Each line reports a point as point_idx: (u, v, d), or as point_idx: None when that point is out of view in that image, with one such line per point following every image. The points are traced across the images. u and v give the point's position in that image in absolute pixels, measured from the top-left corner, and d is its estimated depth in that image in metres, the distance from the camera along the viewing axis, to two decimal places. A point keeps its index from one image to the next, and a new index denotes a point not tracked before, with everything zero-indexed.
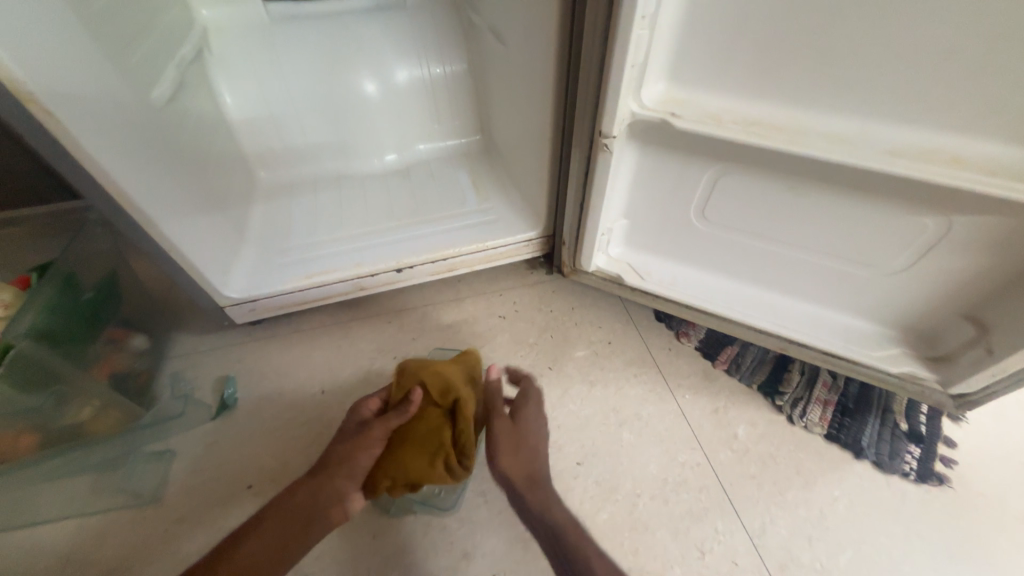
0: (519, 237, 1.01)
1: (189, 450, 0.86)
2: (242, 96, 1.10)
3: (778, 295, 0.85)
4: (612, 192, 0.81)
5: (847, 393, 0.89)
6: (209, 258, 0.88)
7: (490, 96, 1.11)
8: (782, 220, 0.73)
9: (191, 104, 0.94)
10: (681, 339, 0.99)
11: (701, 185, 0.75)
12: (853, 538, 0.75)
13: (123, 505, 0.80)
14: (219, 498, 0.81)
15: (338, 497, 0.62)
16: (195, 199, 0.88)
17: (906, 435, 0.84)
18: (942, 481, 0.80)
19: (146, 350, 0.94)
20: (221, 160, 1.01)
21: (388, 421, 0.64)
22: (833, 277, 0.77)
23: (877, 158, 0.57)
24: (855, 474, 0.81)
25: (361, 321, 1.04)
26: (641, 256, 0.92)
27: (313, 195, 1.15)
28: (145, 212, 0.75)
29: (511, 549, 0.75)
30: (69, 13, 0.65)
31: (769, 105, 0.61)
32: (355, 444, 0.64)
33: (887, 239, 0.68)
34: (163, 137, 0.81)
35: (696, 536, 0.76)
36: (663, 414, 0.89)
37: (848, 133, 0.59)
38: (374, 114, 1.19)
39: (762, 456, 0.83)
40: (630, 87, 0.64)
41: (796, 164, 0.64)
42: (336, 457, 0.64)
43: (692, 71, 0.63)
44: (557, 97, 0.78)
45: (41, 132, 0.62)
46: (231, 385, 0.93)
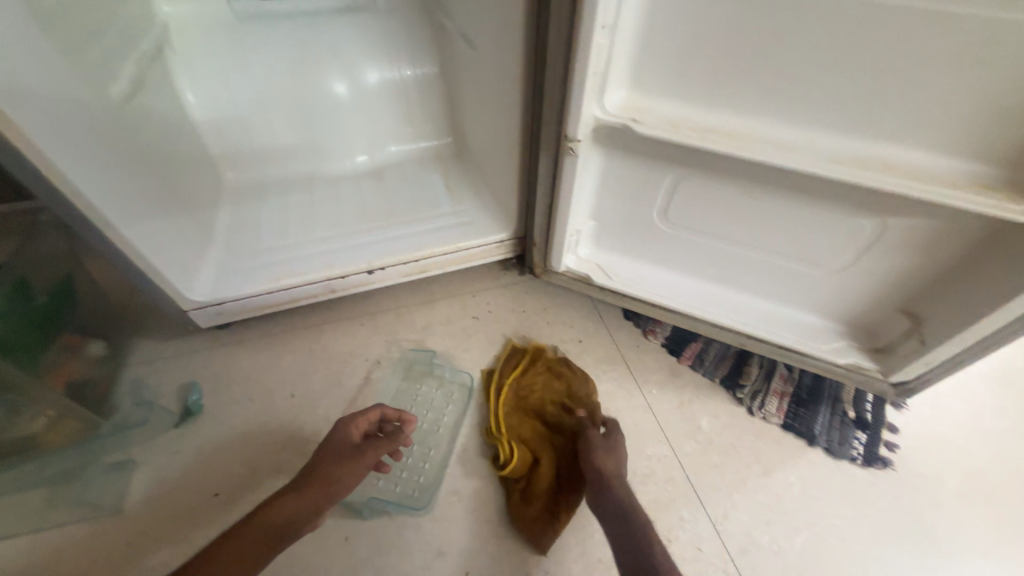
0: (491, 239, 1.02)
1: (152, 459, 0.83)
2: (205, 95, 1.07)
3: (737, 293, 0.89)
4: (580, 194, 0.84)
5: (801, 384, 0.94)
6: (172, 261, 0.86)
7: (461, 99, 1.12)
8: (738, 221, 0.77)
9: (152, 103, 0.91)
10: (649, 336, 1.02)
11: (663, 188, 0.78)
12: (806, 520, 0.80)
13: (80, 519, 0.77)
14: (185, 507, 0.79)
15: (318, 512, 0.66)
16: (157, 201, 0.85)
17: (854, 422, 0.90)
18: (886, 464, 0.86)
19: (104, 357, 0.90)
20: (184, 161, 0.99)
21: (381, 447, 0.73)
22: (786, 275, 0.81)
23: (820, 164, 0.62)
24: (809, 461, 0.86)
25: (333, 324, 1.03)
26: (609, 256, 0.95)
27: (281, 197, 1.13)
28: (103, 213, 0.72)
29: (485, 545, 0.77)
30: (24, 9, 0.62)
31: (723, 113, 0.65)
32: (351, 467, 0.70)
33: (832, 239, 0.73)
34: (122, 137, 0.79)
35: (663, 525, 0.79)
36: (631, 408, 0.92)
37: (794, 141, 0.64)
38: (344, 116, 1.18)
39: (724, 446, 0.88)
40: (593, 94, 0.67)
41: (748, 168, 0.68)
42: (329, 475, 0.68)
43: (651, 80, 0.66)
44: (526, 102, 0.80)
45: None
46: (196, 391, 0.91)
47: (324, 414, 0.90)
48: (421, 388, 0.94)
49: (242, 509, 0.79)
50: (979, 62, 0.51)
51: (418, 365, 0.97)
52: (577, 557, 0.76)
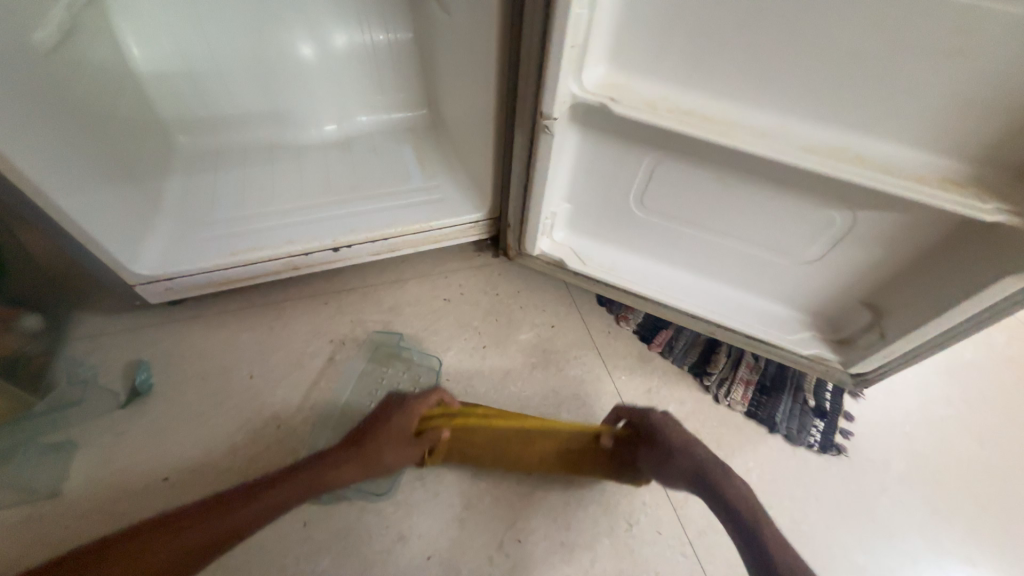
0: (464, 219, 0.99)
1: (95, 441, 0.79)
2: (154, 49, 0.98)
3: (709, 281, 0.89)
4: (555, 174, 0.81)
5: (766, 373, 0.96)
6: (113, 231, 0.79)
7: (437, 69, 1.06)
8: (714, 209, 0.76)
9: (88, 54, 0.82)
10: (621, 323, 1.02)
11: (640, 173, 0.76)
12: (763, 504, 0.82)
13: (12, 504, 0.72)
14: (131, 491, 0.75)
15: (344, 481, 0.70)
16: (94, 163, 0.78)
17: (813, 410, 0.93)
18: (840, 451, 0.89)
19: (40, 330, 0.83)
20: (127, 120, 0.90)
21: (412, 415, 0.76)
22: (757, 266, 0.82)
23: (797, 152, 0.60)
24: (768, 447, 0.88)
25: (296, 302, 0.98)
26: (584, 241, 0.94)
27: (241, 166, 1.05)
28: (28, 176, 0.65)
29: (446, 529, 0.76)
30: None
31: (702, 95, 0.63)
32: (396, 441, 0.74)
33: (801, 229, 0.73)
34: (51, 91, 0.71)
35: (625, 509, 0.80)
36: (600, 394, 0.92)
37: (773, 129, 0.62)
38: (311, 81, 1.11)
39: (688, 432, 0.89)
40: (570, 68, 0.63)
41: (726, 155, 0.66)
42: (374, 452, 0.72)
43: (632, 56, 0.62)
44: (502, 74, 0.76)
45: None
46: (144, 370, 0.85)
47: (284, 396, 0.87)
48: (387, 370, 0.91)
49: (192, 494, 0.76)
50: (957, 54, 0.50)
51: (384, 348, 0.93)
52: (540, 541, 0.76)
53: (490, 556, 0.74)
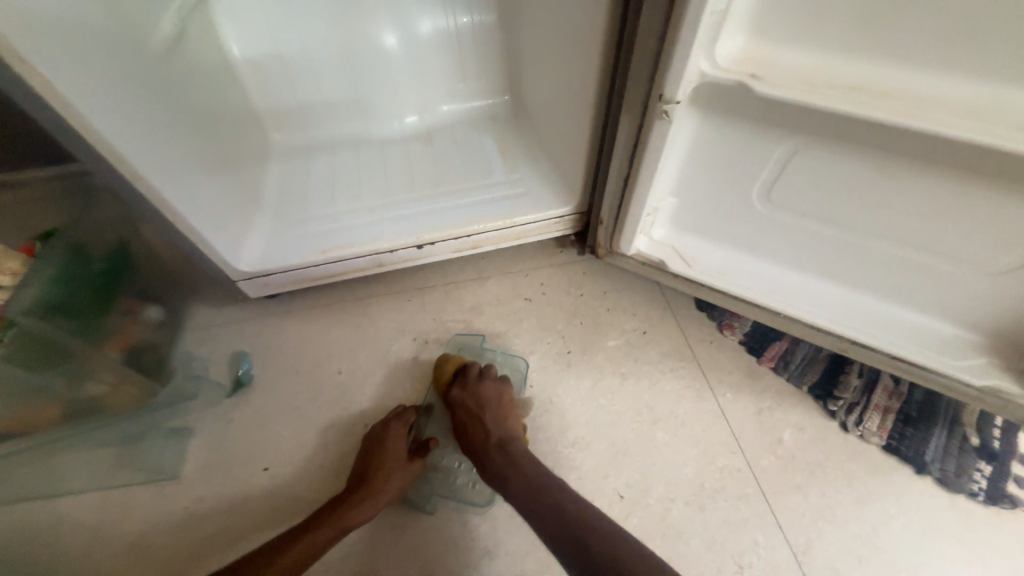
0: (550, 214, 0.92)
1: (207, 429, 0.84)
2: (251, 48, 1.00)
3: (845, 290, 0.75)
4: (664, 167, 0.71)
5: (910, 401, 0.80)
6: (219, 229, 0.83)
7: (523, 51, 0.99)
8: (868, 206, 0.62)
9: (195, 57, 0.85)
10: (725, 331, 0.90)
11: (771, 162, 0.64)
12: (908, 561, 0.69)
13: (143, 482, 0.79)
14: (237, 478, 0.79)
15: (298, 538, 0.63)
16: (203, 165, 0.81)
17: (977, 450, 0.76)
18: (1015, 504, 0.72)
19: (162, 321, 0.90)
20: (230, 120, 0.94)
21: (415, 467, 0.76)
22: (918, 275, 0.67)
23: (1018, 136, 0.46)
24: (915, 490, 0.74)
25: (380, 298, 0.98)
26: (688, 240, 0.83)
27: (329, 160, 1.06)
28: (149, 181, 0.68)
29: (533, 548, 0.72)
30: None
31: (878, 64, 0.50)
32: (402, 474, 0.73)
33: (991, 231, 0.57)
34: (164, 96, 0.74)
35: (734, 548, 0.70)
36: (702, 413, 0.82)
37: (978, 103, 0.48)
38: (393, 71, 1.08)
39: (810, 465, 0.76)
40: (703, 42, 0.53)
41: (901, 141, 0.53)
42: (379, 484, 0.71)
43: (784, 20, 0.50)
44: (607, 52, 0.67)
45: (38, 103, 0.56)
46: (246, 362, 0.90)
47: (370, 395, 0.87)
48: None
49: (290, 486, 0.79)
50: None
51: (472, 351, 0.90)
52: None
53: None
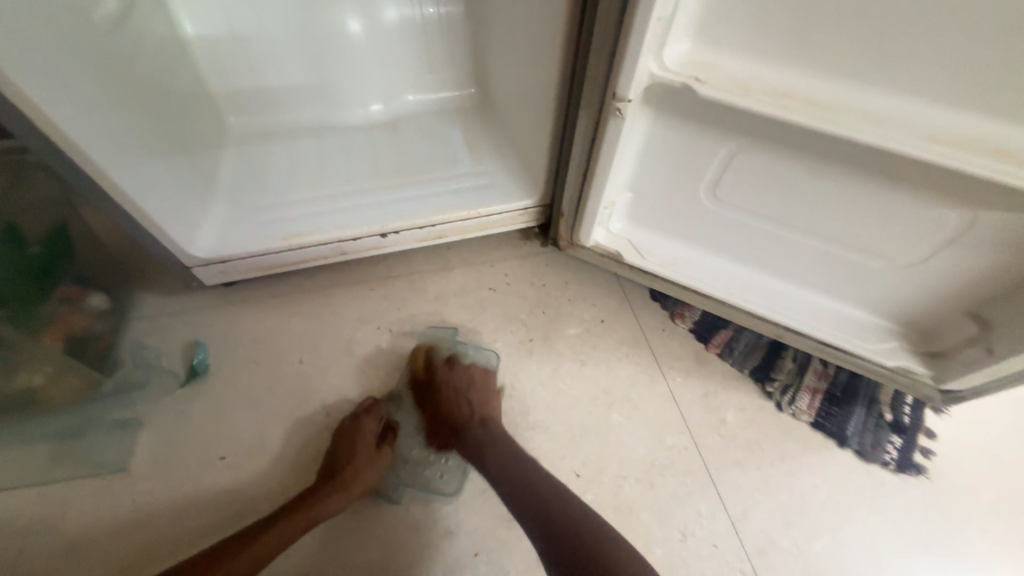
0: (514, 206, 0.94)
1: (158, 420, 0.81)
2: (206, 26, 0.96)
3: (781, 281, 0.82)
4: (620, 162, 0.75)
5: (836, 382, 0.89)
6: (171, 213, 0.80)
7: (489, 45, 1.00)
8: (799, 203, 0.68)
9: (144, 32, 0.82)
10: (676, 320, 0.96)
11: (716, 161, 0.69)
12: (830, 525, 0.76)
13: (87, 476, 0.76)
14: (192, 469, 0.78)
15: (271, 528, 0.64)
16: (153, 146, 0.78)
17: (890, 425, 0.85)
18: (920, 471, 0.81)
19: (106, 310, 0.86)
20: (182, 100, 0.90)
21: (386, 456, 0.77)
22: (842, 268, 0.74)
23: (916, 144, 0.52)
24: (838, 462, 0.82)
25: (343, 287, 0.97)
26: (643, 233, 0.87)
27: (290, 146, 1.04)
28: (94, 161, 0.65)
29: (493, 527, 0.75)
30: None
31: (806, 73, 0.55)
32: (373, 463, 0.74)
33: (900, 228, 0.64)
34: (110, 72, 0.70)
35: (680, 519, 0.76)
36: (653, 396, 0.87)
37: (887, 112, 0.54)
38: (358, 57, 1.07)
39: (748, 442, 0.83)
40: (653, 46, 0.56)
41: (825, 145, 0.59)
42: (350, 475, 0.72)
43: (724, 28, 0.55)
44: (567, 50, 0.70)
45: None
46: (201, 351, 0.87)
47: (332, 383, 0.87)
48: None
49: (248, 475, 0.78)
50: None
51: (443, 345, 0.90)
52: None
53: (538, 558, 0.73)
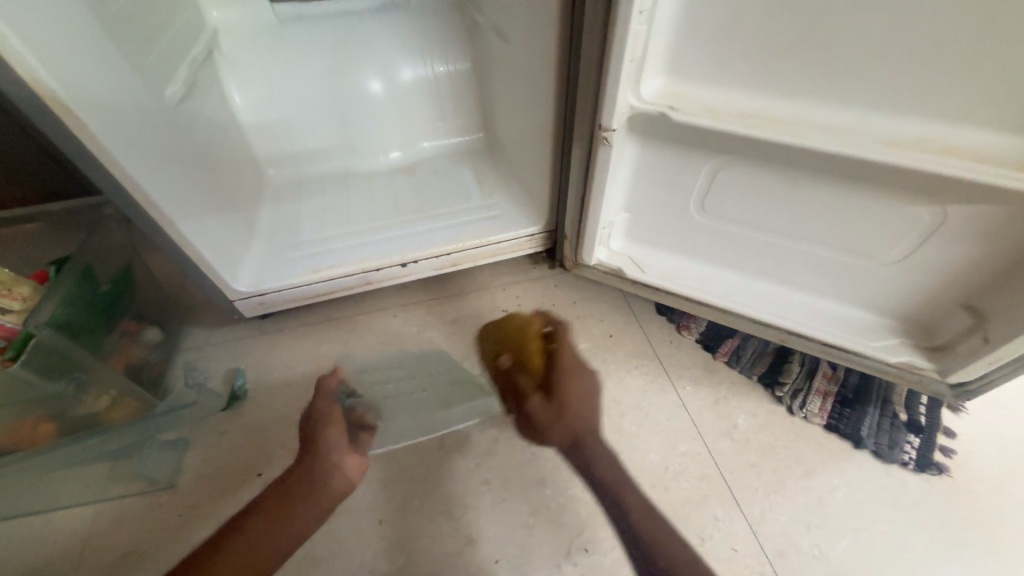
0: (522, 232, 1.03)
1: (202, 440, 0.88)
2: (252, 96, 1.13)
3: (777, 287, 0.86)
4: (614, 185, 0.83)
5: (847, 384, 0.90)
6: (220, 252, 0.91)
7: (493, 95, 1.13)
8: (780, 211, 0.74)
9: (202, 102, 0.97)
10: (683, 332, 1.00)
11: (700, 177, 0.76)
12: (852, 526, 0.76)
13: (137, 492, 0.82)
14: (232, 485, 0.83)
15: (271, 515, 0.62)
16: (207, 195, 0.90)
17: (906, 425, 0.85)
18: (942, 471, 0.80)
19: (158, 342, 0.96)
20: (230, 157, 1.04)
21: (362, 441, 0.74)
22: (831, 269, 0.78)
23: (872, 148, 0.59)
24: (855, 463, 0.82)
25: (368, 314, 1.06)
26: (642, 250, 0.94)
27: (320, 192, 1.17)
28: (162, 209, 0.77)
29: (514, 535, 0.77)
30: (101, 23, 0.69)
31: (767, 96, 0.63)
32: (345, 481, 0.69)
33: (879, 227, 0.69)
34: (176, 136, 0.84)
35: (697, 523, 0.77)
36: (664, 404, 0.90)
37: (845, 124, 0.61)
38: (379, 113, 1.21)
39: (762, 445, 0.84)
40: (630, 82, 0.66)
41: (793, 156, 0.66)
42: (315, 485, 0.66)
43: (692, 65, 0.64)
44: (560, 92, 0.80)
45: (74, 144, 0.65)
46: (240, 376, 0.95)
47: None
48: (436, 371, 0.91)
49: None
50: None
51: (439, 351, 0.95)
52: (608, 552, 0.75)
53: (558, 564, 0.74)
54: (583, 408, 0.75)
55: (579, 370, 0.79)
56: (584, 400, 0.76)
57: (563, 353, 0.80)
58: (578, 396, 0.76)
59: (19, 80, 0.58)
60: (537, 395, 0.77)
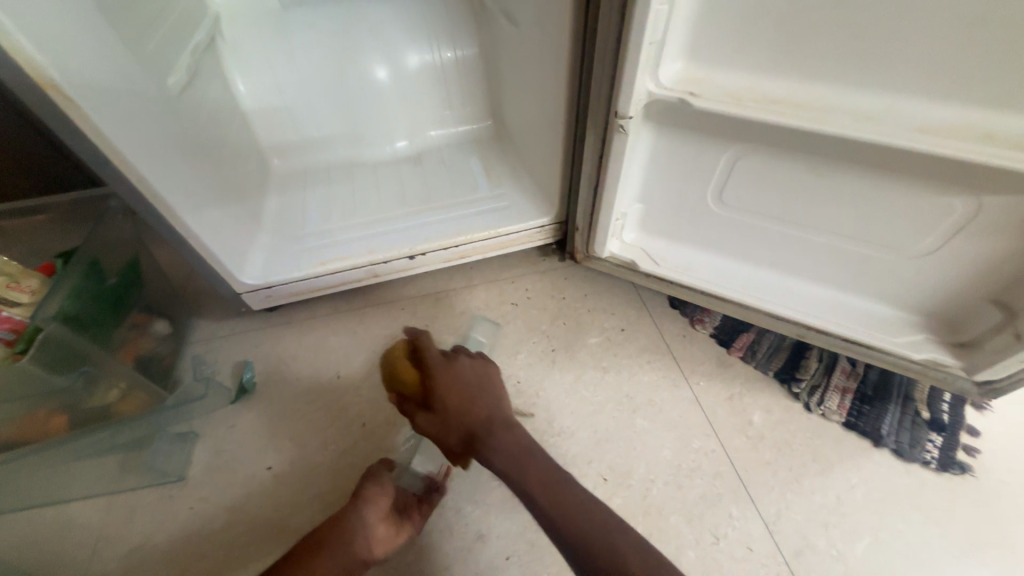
0: (531, 224, 1.00)
1: (212, 433, 0.89)
2: (255, 84, 1.10)
3: (796, 280, 0.83)
4: (628, 175, 0.80)
5: (866, 381, 0.88)
6: (226, 245, 0.90)
7: (502, 81, 1.10)
8: (802, 202, 0.71)
9: (205, 91, 0.95)
10: (696, 326, 0.98)
11: (719, 167, 0.73)
12: (870, 526, 0.74)
13: (149, 485, 0.83)
14: (242, 478, 0.84)
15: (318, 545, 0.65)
16: (212, 186, 0.89)
17: (928, 423, 0.82)
18: (965, 470, 0.78)
19: (167, 335, 0.96)
20: (235, 147, 1.02)
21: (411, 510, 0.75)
22: (855, 262, 0.75)
23: (907, 135, 0.55)
24: (874, 461, 0.80)
25: (376, 307, 1.05)
26: (656, 242, 0.91)
27: (326, 182, 1.15)
28: (166, 201, 0.76)
29: (524, 531, 0.76)
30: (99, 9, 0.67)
31: (794, 81, 0.60)
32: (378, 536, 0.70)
33: (908, 219, 0.66)
34: (179, 126, 0.82)
35: (710, 521, 0.76)
36: (677, 400, 0.88)
37: (877, 110, 0.57)
38: (385, 101, 1.19)
39: (778, 443, 0.83)
40: (648, 67, 0.63)
41: (819, 144, 0.63)
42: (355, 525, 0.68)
43: (713, 48, 0.61)
44: (572, 78, 0.77)
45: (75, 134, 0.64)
46: (249, 369, 0.95)
47: (367, 396, 0.92)
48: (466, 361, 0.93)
49: (292, 484, 0.83)
50: None
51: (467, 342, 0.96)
52: None
53: None
54: (481, 398, 0.70)
55: (448, 369, 0.71)
56: (460, 395, 0.69)
57: (447, 373, 0.70)
58: (454, 396, 0.68)
59: (18, 70, 0.56)
60: (422, 410, 0.69)
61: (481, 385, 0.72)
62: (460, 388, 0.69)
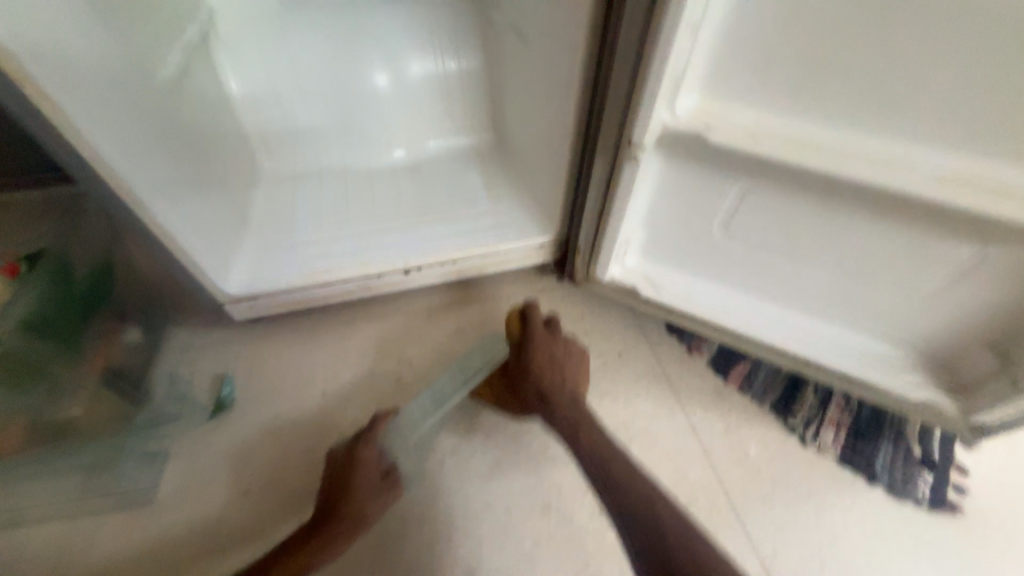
0: (530, 242, 0.98)
1: (184, 452, 0.83)
2: (248, 83, 1.06)
3: (796, 314, 0.83)
4: (635, 201, 0.78)
5: (860, 416, 0.87)
6: (211, 253, 0.85)
7: (506, 94, 1.08)
8: (808, 238, 0.71)
9: (196, 90, 0.90)
10: (693, 353, 0.96)
11: (727, 199, 0.72)
12: (862, 564, 0.74)
13: (113, 508, 0.77)
14: (216, 503, 0.79)
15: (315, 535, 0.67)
16: (198, 191, 0.84)
17: (919, 460, 0.83)
18: (954, 508, 0.79)
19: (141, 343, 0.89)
20: (225, 149, 0.97)
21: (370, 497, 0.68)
22: (856, 300, 0.75)
23: (921, 184, 0.55)
24: (866, 498, 0.80)
25: (365, 321, 1.01)
26: (658, 268, 0.90)
27: (318, 188, 1.10)
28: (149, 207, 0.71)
29: (516, 565, 0.74)
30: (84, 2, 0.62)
31: (808, 120, 0.59)
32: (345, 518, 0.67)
33: (912, 262, 0.66)
34: (166, 127, 0.78)
35: None
36: (673, 429, 0.87)
37: (891, 156, 0.57)
38: (384, 106, 1.15)
39: (773, 476, 0.82)
40: (666, 97, 0.61)
41: (830, 185, 0.62)
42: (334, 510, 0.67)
43: (730, 83, 0.60)
44: (582, 100, 0.75)
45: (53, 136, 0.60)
46: (228, 384, 0.89)
47: (354, 416, 0.88)
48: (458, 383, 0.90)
49: (270, 509, 0.78)
50: None
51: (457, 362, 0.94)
52: None
53: None
54: (559, 368, 0.77)
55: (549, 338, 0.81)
56: (550, 362, 0.77)
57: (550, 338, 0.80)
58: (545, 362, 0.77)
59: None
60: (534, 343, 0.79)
61: (563, 361, 0.78)
62: (545, 352, 0.78)
